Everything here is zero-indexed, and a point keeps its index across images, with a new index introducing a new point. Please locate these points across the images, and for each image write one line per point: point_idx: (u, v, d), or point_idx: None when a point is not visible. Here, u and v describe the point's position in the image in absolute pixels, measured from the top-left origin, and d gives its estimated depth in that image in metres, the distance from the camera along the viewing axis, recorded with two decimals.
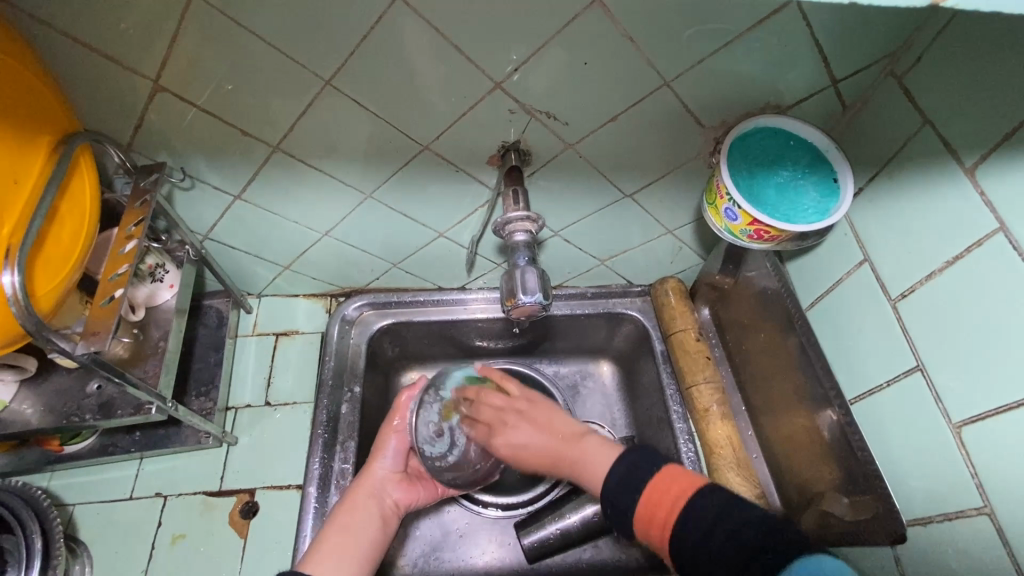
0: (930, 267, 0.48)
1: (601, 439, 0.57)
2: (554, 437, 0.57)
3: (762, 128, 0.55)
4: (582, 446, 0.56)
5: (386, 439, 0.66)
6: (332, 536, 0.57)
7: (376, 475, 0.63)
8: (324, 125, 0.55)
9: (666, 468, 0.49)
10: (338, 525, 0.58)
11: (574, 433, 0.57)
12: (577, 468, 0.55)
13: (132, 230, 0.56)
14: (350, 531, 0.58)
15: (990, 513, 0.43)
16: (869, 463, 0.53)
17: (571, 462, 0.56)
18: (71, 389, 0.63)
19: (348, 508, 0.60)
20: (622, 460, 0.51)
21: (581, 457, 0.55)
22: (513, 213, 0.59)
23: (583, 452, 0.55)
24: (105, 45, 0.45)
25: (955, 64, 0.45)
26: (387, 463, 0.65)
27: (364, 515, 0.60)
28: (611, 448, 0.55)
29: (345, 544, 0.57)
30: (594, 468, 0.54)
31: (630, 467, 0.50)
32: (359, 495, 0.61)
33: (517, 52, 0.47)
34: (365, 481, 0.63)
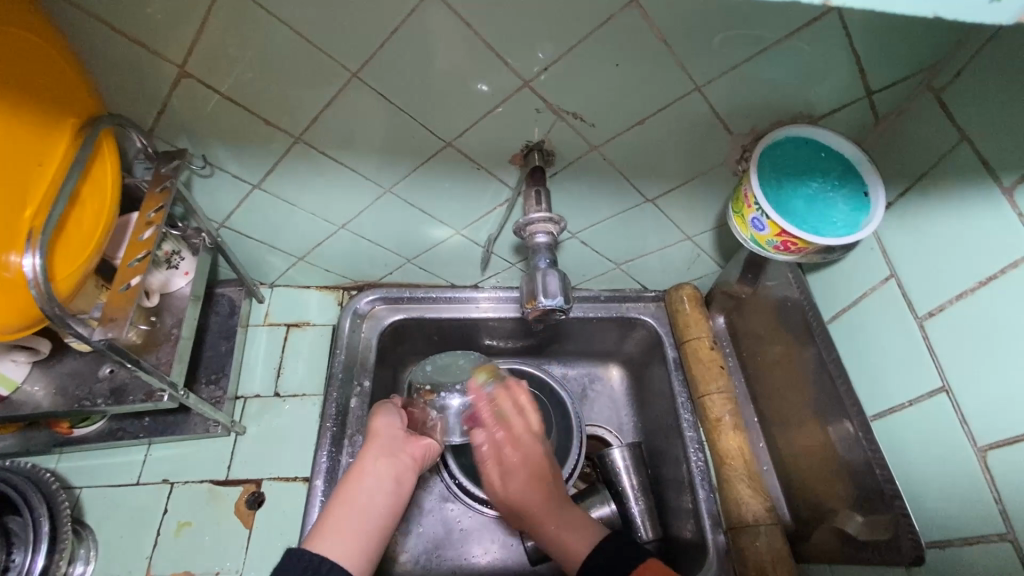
0: (961, 287, 0.47)
1: (585, 517, 0.60)
2: (547, 496, 0.61)
3: (792, 137, 0.54)
4: (563, 520, 0.59)
5: (383, 408, 0.66)
6: (340, 506, 0.56)
7: (383, 434, 0.62)
8: (348, 117, 0.54)
9: (654, 560, 0.52)
10: (349, 490, 0.57)
11: (554, 497, 0.61)
12: (550, 531, 0.59)
13: (152, 216, 0.56)
14: (357, 492, 0.57)
15: (1014, 539, 0.42)
16: (890, 484, 0.51)
17: (550, 528, 0.59)
18: (84, 372, 0.63)
19: (353, 476, 0.58)
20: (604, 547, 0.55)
21: (565, 530, 0.58)
22: (535, 214, 0.58)
23: (562, 525, 0.58)
24: (134, 29, 0.44)
25: (997, 81, 0.44)
26: (390, 423, 0.64)
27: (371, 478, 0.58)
28: (592, 535, 0.58)
29: (355, 510, 0.55)
30: (569, 546, 0.57)
31: (605, 560, 0.54)
32: (367, 460, 0.60)
33: (548, 52, 0.47)
34: (371, 443, 0.61)
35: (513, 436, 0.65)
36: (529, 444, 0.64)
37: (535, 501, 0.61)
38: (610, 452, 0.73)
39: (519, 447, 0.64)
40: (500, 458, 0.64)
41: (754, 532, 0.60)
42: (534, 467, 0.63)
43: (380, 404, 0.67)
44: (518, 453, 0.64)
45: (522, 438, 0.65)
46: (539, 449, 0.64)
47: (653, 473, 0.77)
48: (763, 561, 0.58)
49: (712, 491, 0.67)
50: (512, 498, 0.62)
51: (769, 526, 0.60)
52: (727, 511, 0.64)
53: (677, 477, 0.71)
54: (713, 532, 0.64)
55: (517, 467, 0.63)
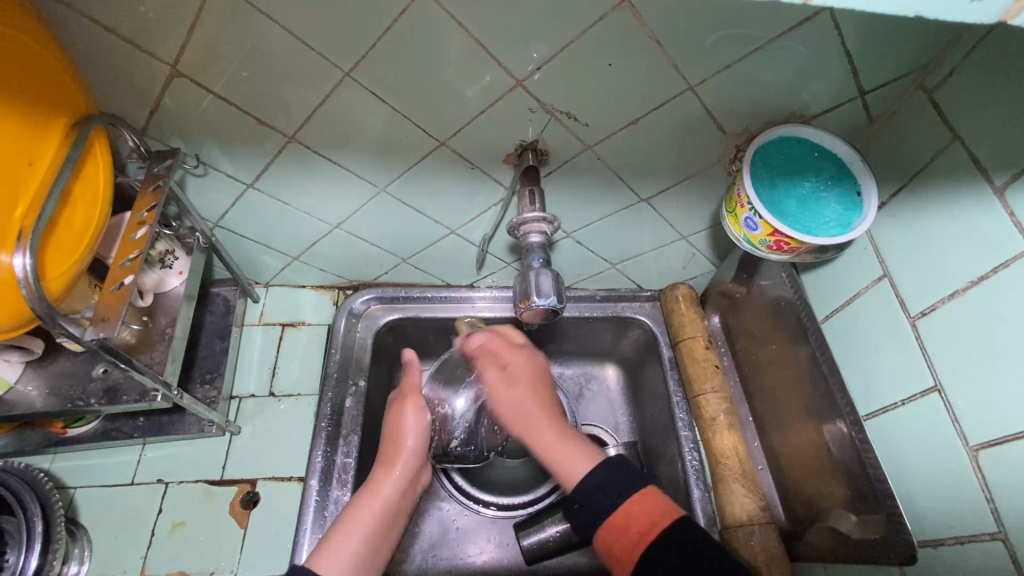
0: (952, 287, 0.47)
1: (581, 441, 0.57)
2: (545, 412, 0.59)
3: (785, 137, 0.54)
4: (566, 440, 0.57)
5: (409, 415, 0.64)
6: (355, 528, 0.56)
7: (408, 458, 0.62)
8: (342, 116, 0.54)
9: (645, 490, 0.52)
10: (364, 512, 0.57)
11: (553, 411, 0.60)
12: (553, 451, 0.57)
13: (144, 216, 0.55)
14: (372, 516, 0.57)
15: (1005, 538, 0.42)
16: (881, 483, 0.51)
17: (545, 439, 0.57)
18: (78, 372, 0.63)
19: (369, 496, 0.59)
20: (602, 470, 0.53)
21: (557, 444, 0.57)
22: (530, 213, 0.59)
23: (552, 440, 0.57)
24: (125, 28, 0.44)
25: (989, 81, 0.44)
26: (415, 444, 0.63)
27: (386, 503, 0.59)
28: (592, 457, 0.56)
29: (367, 538, 0.56)
30: (569, 462, 0.55)
31: (607, 481, 0.53)
32: (387, 484, 0.60)
33: (540, 50, 0.47)
34: (395, 468, 0.61)
35: (507, 345, 0.67)
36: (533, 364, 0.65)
37: (528, 411, 0.60)
38: (606, 451, 0.73)
39: (513, 373, 0.63)
40: (508, 364, 0.65)
41: (748, 532, 0.60)
42: (536, 389, 0.61)
43: (405, 410, 0.64)
44: (521, 361, 0.65)
45: (512, 365, 0.64)
46: (540, 366, 0.65)
47: (648, 472, 0.77)
48: (757, 560, 0.58)
49: (707, 490, 0.67)
50: (506, 404, 0.62)
51: (762, 526, 0.60)
52: (721, 510, 0.64)
53: (672, 476, 0.71)
54: (707, 531, 0.64)
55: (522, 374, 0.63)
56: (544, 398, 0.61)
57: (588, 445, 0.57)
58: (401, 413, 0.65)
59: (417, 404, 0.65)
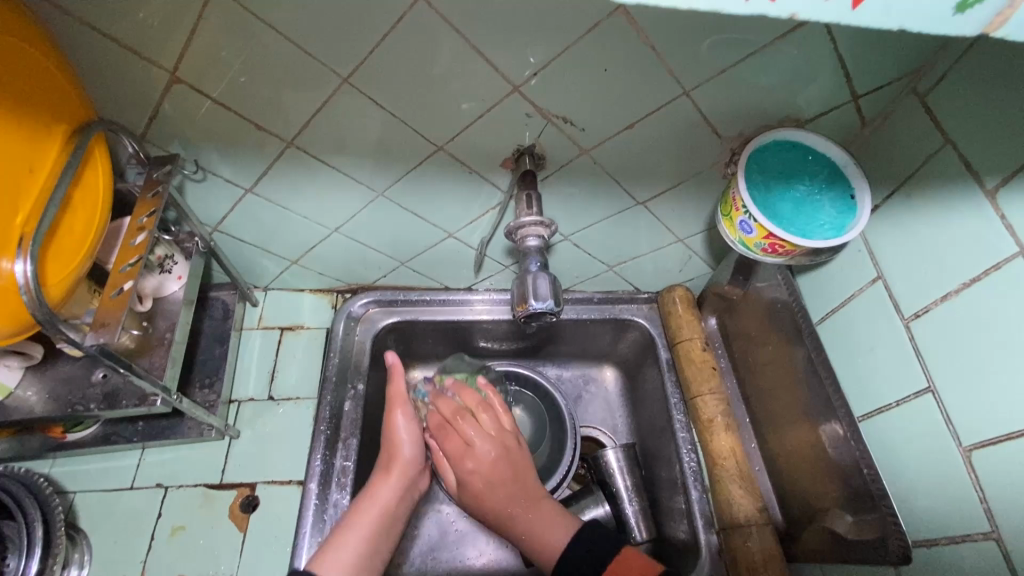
0: (945, 288, 0.47)
1: (557, 509, 0.59)
2: (518, 490, 0.60)
3: (780, 141, 0.55)
4: (535, 505, 0.59)
5: (404, 422, 0.65)
6: (354, 532, 0.57)
7: (405, 464, 0.63)
8: (340, 122, 0.54)
9: (623, 552, 0.52)
10: (364, 516, 0.58)
11: (531, 487, 0.60)
12: (525, 524, 0.58)
13: (144, 221, 0.56)
14: (372, 522, 0.58)
15: (998, 538, 0.42)
16: (876, 483, 0.51)
17: (518, 524, 0.58)
18: (77, 377, 0.63)
19: (368, 500, 0.60)
20: (580, 541, 0.54)
21: (536, 524, 0.57)
22: (527, 217, 0.59)
23: (533, 517, 0.58)
24: (124, 36, 0.44)
25: (980, 86, 0.44)
26: (411, 450, 0.64)
27: (386, 508, 0.60)
28: (569, 525, 0.57)
29: (367, 540, 0.57)
30: (546, 537, 0.56)
31: (590, 545, 0.54)
32: (384, 486, 0.61)
33: (536, 57, 0.47)
34: (393, 474, 0.62)
35: (468, 421, 0.65)
36: (498, 438, 0.63)
37: (501, 494, 0.59)
38: (604, 452, 0.73)
39: (490, 437, 0.63)
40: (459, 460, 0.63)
41: (745, 532, 0.60)
42: (507, 468, 0.61)
43: (399, 415, 0.65)
44: (486, 446, 0.62)
45: (478, 441, 0.62)
46: (505, 426, 0.66)
47: (646, 473, 0.77)
48: (754, 560, 0.59)
49: (704, 491, 0.67)
50: (478, 489, 0.61)
51: (760, 526, 0.61)
52: (719, 511, 0.64)
53: (670, 478, 0.71)
54: (706, 533, 0.64)
55: (488, 467, 0.60)
56: (517, 463, 0.62)
57: (562, 513, 0.59)
58: (394, 419, 0.65)
59: (410, 416, 0.66)
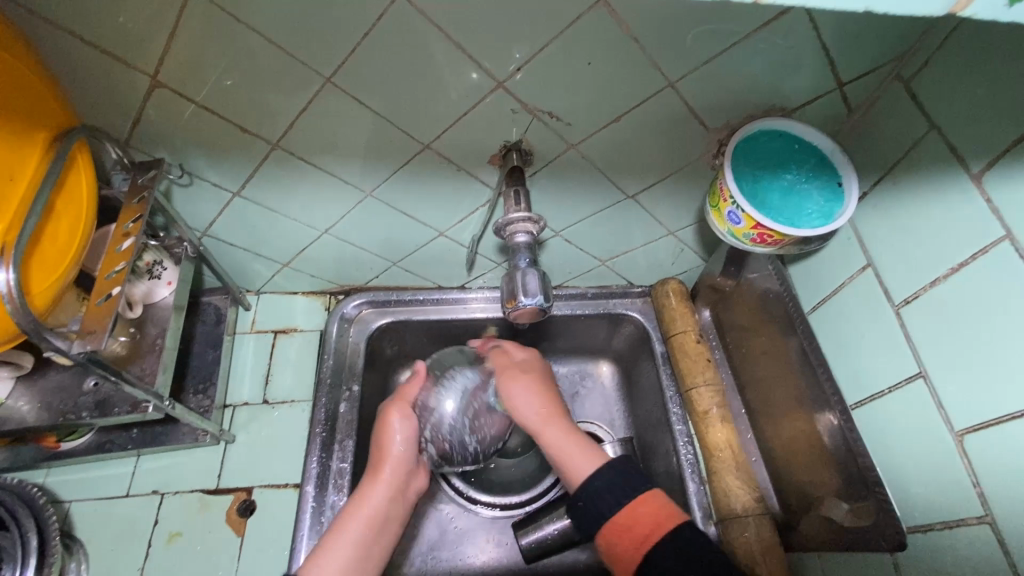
0: (933, 274, 0.47)
1: (588, 440, 0.59)
2: (551, 414, 0.61)
3: (767, 130, 0.55)
4: (578, 440, 0.59)
5: (393, 417, 0.62)
6: (341, 540, 0.56)
7: (394, 461, 0.61)
8: (325, 122, 0.54)
9: (651, 492, 0.53)
10: (354, 520, 0.57)
11: (560, 417, 0.61)
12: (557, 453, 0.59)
13: (129, 227, 0.55)
14: (360, 527, 0.57)
15: (992, 522, 0.42)
16: (871, 470, 0.53)
17: (551, 441, 0.59)
18: (68, 385, 0.63)
19: (357, 506, 0.58)
20: (609, 472, 0.55)
21: (563, 442, 0.59)
22: (515, 213, 0.59)
23: (559, 435, 0.59)
24: (104, 41, 0.44)
25: (964, 70, 0.44)
26: (403, 449, 0.61)
27: (378, 512, 0.58)
28: (598, 457, 0.57)
29: (356, 546, 0.56)
30: (575, 463, 0.57)
31: (611, 483, 0.54)
32: (375, 494, 0.59)
33: (521, 51, 0.47)
34: (382, 478, 0.60)
35: (507, 364, 0.67)
36: (536, 368, 0.67)
37: (540, 409, 0.62)
38: (602, 447, 0.73)
39: (523, 371, 0.65)
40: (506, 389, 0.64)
41: (743, 523, 0.60)
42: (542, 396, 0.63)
43: (393, 415, 0.63)
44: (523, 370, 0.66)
45: (512, 369, 0.66)
46: (539, 364, 0.68)
47: (645, 467, 0.77)
48: (753, 551, 0.59)
49: (702, 483, 0.67)
50: (517, 413, 0.63)
51: (758, 516, 0.61)
52: (716, 502, 0.64)
53: (668, 471, 0.71)
54: (704, 524, 0.64)
55: (525, 367, 0.66)
56: (550, 393, 0.64)
57: (596, 445, 0.59)
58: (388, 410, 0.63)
59: (403, 411, 0.63)
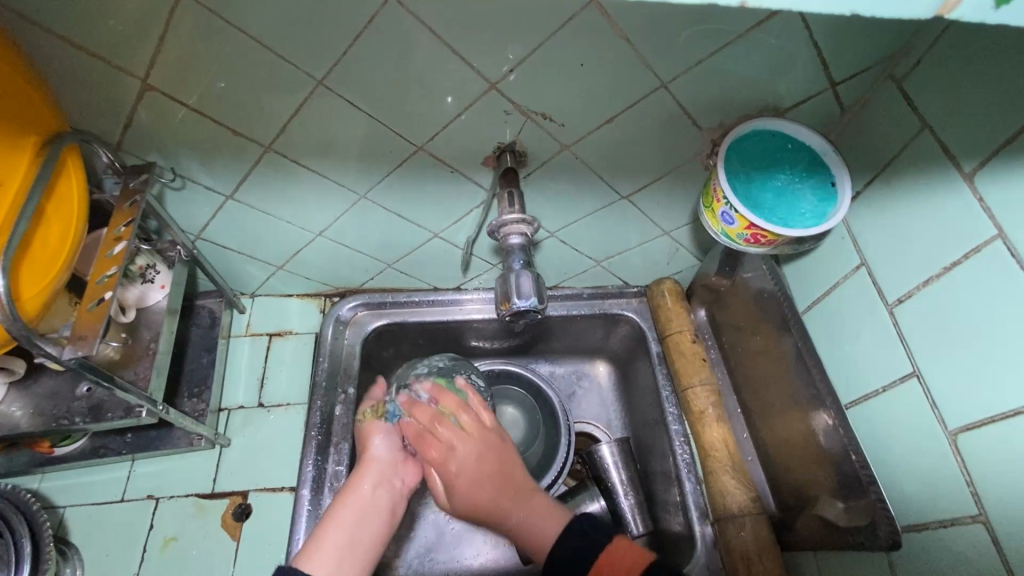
0: (926, 274, 0.47)
1: (550, 503, 0.61)
2: (503, 488, 0.60)
3: (760, 130, 0.55)
4: (529, 506, 0.59)
5: (372, 426, 0.64)
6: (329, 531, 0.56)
7: (376, 458, 0.62)
8: (317, 125, 0.54)
9: (616, 542, 0.54)
10: (339, 515, 0.57)
11: (517, 494, 0.60)
12: (519, 518, 0.59)
13: (122, 231, 0.55)
14: (347, 521, 0.57)
15: (985, 521, 0.42)
16: (865, 469, 0.52)
17: (513, 519, 0.59)
18: (61, 391, 0.62)
19: (346, 498, 0.59)
20: (570, 536, 0.56)
21: (524, 523, 0.59)
22: (509, 215, 0.59)
23: (523, 513, 0.59)
24: (94, 45, 0.44)
25: (956, 70, 0.44)
26: (384, 446, 0.63)
27: (365, 504, 0.59)
28: (560, 517, 0.59)
29: (347, 535, 0.57)
30: (541, 532, 0.58)
31: (579, 537, 0.56)
32: (361, 486, 0.60)
33: (513, 52, 0.47)
34: (366, 471, 0.61)
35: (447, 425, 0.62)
36: (482, 436, 0.62)
37: (489, 486, 0.60)
38: (598, 448, 0.73)
39: (469, 434, 0.62)
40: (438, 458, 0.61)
41: (739, 523, 0.61)
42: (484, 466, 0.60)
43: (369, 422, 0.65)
44: (466, 435, 0.61)
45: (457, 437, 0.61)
46: (488, 426, 0.63)
47: (641, 467, 0.77)
48: (749, 551, 0.59)
49: (698, 483, 0.67)
50: (464, 501, 0.60)
51: (754, 516, 0.61)
52: (713, 502, 0.64)
53: (665, 471, 0.71)
54: (701, 524, 0.64)
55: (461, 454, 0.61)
56: (499, 468, 0.61)
57: (556, 506, 0.61)
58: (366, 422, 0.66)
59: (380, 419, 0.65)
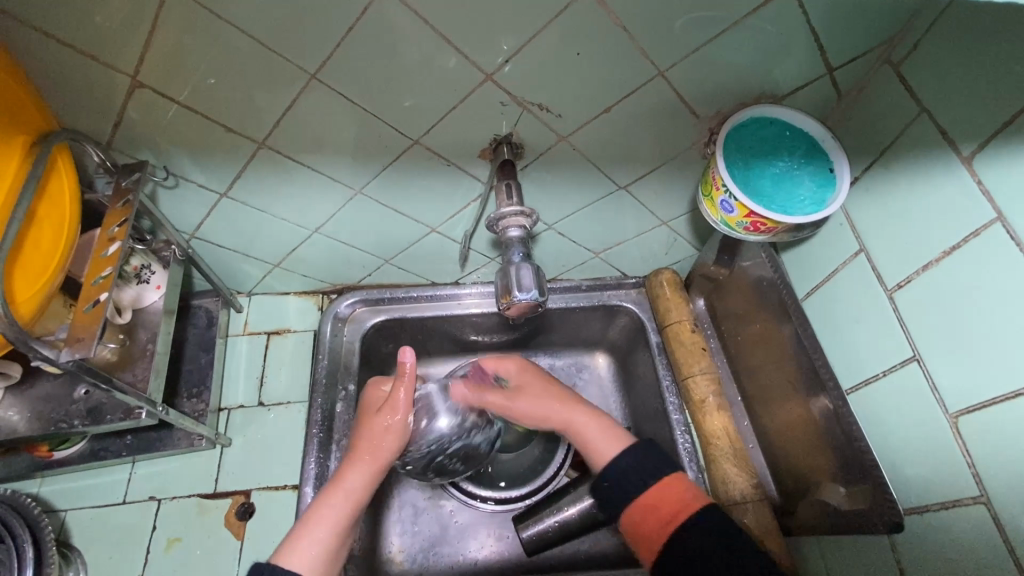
0: (926, 258, 0.48)
1: (613, 424, 0.59)
2: (562, 398, 0.61)
3: (757, 118, 0.54)
4: (588, 414, 0.59)
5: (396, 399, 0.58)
6: (320, 529, 0.52)
7: (382, 457, 0.57)
8: (311, 119, 0.53)
9: (672, 476, 0.53)
10: (328, 510, 0.53)
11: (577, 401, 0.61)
12: (580, 422, 0.59)
13: (115, 231, 0.54)
14: (337, 521, 0.53)
15: (987, 502, 0.43)
16: (868, 454, 0.51)
17: (576, 420, 0.59)
18: (59, 395, 0.62)
19: (338, 490, 0.54)
20: (628, 454, 0.54)
21: (587, 426, 0.58)
22: (507, 207, 0.58)
23: (585, 419, 0.59)
24: (81, 42, 0.43)
25: (954, 54, 0.44)
26: (393, 442, 0.57)
27: (359, 498, 0.55)
28: (621, 438, 0.57)
29: (334, 530, 0.53)
30: (599, 444, 0.57)
31: (635, 462, 0.54)
32: (359, 478, 0.55)
33: (508, 42, 0.46)
34: (366, 468, 0.56)
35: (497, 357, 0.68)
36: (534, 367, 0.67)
37: (547, 405, 0.61)
38: None
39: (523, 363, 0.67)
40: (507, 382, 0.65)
41: (742, 510, 0.61)
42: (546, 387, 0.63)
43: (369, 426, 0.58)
44: (513, 365, 0.66)
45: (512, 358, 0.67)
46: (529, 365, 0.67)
47: None
48: (752, 537, 0.59)
49: (700, 471, 0.68)
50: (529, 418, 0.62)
51: (756, 503, 0.61)
52: (715, 490, 0.65)
53: None
54: None
55: (523, 386, 0.64)
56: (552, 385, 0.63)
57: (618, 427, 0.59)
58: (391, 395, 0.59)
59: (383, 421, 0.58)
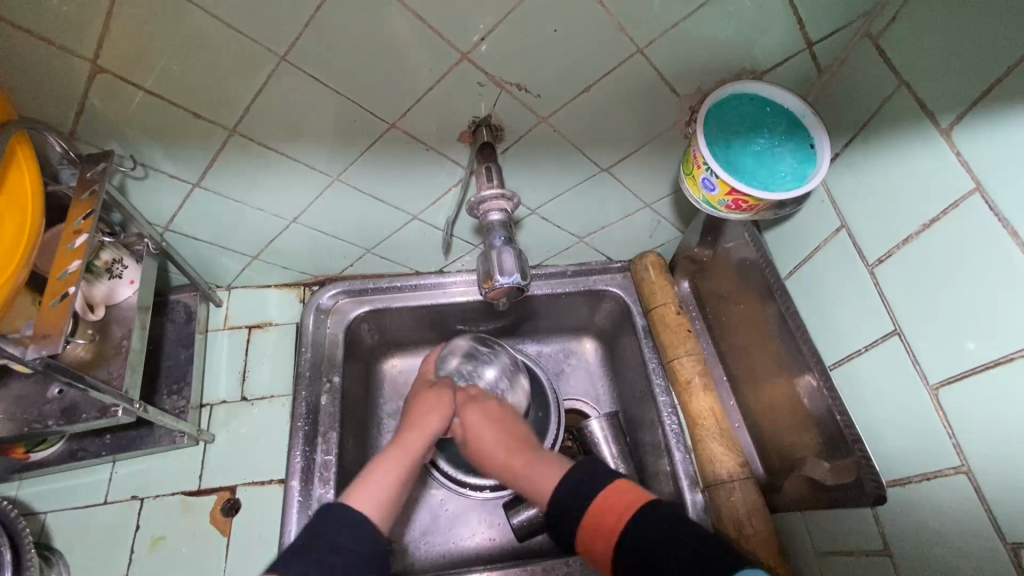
0: (907, 231, 0.48)
1: (553, 457, 0.59)
2: (505, 445, 0.61)
3: (738, 95, 0.54)
4: (525, 458, 0.59)
5: (437, 391, 0.66)
6: (385, 476, 0.57)
7: (430, 430, 0.62)
8: (285, 106, 0.52)
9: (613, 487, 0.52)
10: (391, 460, 0.58)
11: (521, 449, 0.60)
12: (526, 475, 0.58)
13: (80, 224, 0.53)
14: (399, 471, 0.58)
15: (968, 471, 0.43)
16: (850, 429, 0.52)
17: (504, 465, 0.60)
18: (32, 394, 0.60)
19: (396, 450, 0.59)
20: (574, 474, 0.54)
21: (526, 469, 0.58)
22: (488, 190, 0.57)
23: (528, 465, 0.58)
24: (35, 24, 0.41)
25: (933, 26, 0.44)
26: (440, 421, 0.63)
27: (414, 458, 0.60)
28: (558, 469, 0.57)
29: (390, 487, 0.56)
30: (539, 482, 0.57)
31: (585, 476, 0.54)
32: (410, 444, 0.60)
33: (484, 20, 0.45)
34: (416, 434, 0.61)
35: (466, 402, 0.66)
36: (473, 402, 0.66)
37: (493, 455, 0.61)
38: (589, 423, 0.73)
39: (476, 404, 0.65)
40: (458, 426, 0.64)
41: (728, 488, 0.61)
42: (496, 430, 0.62)
43: (422, 397, 0.65)
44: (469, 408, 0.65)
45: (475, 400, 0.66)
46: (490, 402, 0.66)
47: (632, 439, 0.77)
48: (739, 514, 0.60)
49: (688, 452, 0.68)
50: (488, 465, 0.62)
51: (742, 481, 0.62)
52: (702, 470, 0.65)
53: (654, 442, 0.72)
54: (691, 492, 0.65)
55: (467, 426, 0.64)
56: (500, 431, 0.62)
57: (555, 458, 0.59)
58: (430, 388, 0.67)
59: (440, 397, 0.65)
